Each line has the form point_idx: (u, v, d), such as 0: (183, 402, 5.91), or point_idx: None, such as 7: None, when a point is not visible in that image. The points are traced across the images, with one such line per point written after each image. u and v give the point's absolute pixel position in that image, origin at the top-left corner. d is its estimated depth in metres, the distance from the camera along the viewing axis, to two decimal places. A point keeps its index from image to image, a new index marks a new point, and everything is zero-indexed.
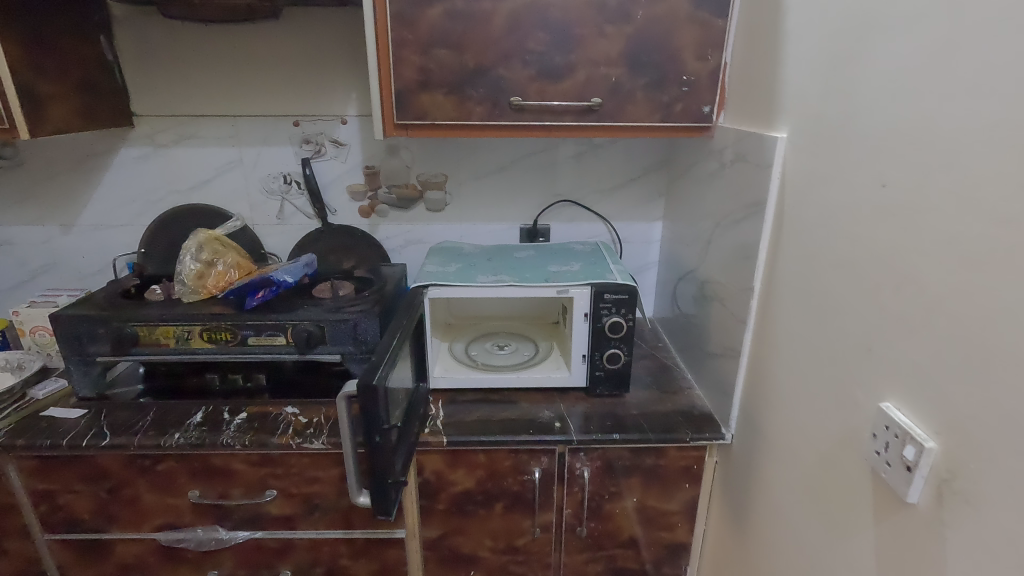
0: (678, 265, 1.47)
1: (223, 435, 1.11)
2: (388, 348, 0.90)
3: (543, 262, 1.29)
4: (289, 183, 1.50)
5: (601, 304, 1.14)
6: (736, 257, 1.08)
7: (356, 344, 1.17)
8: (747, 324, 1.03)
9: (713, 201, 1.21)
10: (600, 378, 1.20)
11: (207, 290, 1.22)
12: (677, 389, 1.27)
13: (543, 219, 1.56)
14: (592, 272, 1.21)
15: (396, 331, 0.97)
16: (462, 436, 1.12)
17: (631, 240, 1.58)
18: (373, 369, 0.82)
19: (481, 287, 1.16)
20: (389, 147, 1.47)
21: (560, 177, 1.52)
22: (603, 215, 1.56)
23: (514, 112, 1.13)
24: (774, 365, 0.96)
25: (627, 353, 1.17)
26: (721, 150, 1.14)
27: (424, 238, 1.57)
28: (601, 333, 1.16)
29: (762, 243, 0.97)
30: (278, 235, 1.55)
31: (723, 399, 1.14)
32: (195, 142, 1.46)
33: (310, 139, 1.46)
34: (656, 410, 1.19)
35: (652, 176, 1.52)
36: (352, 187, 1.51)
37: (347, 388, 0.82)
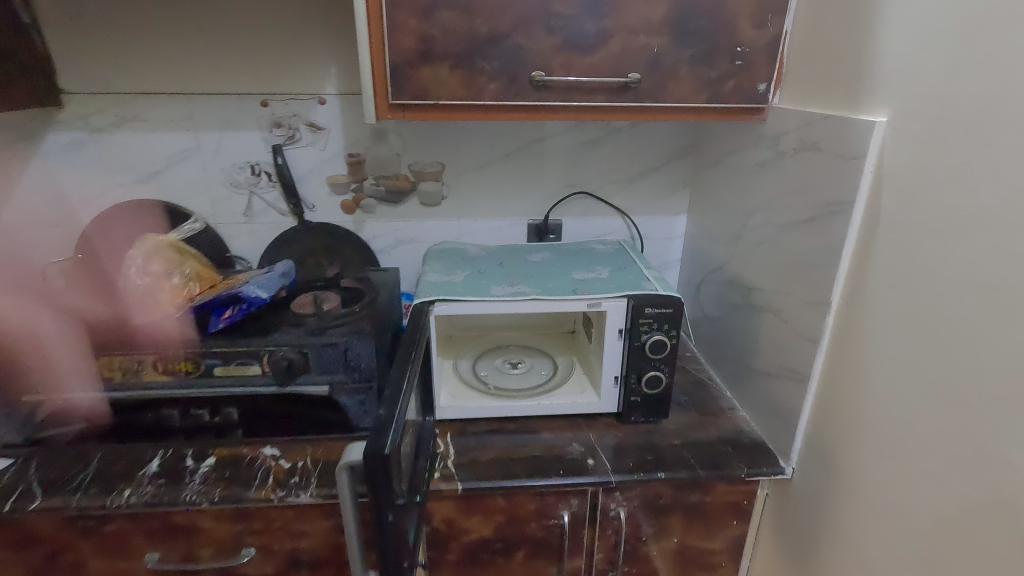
0: (705, 265, 1.31)
1: (187, 491, 0.91)
2: (396, 395, 0.71)
3: (564, 267, 1.10)
4: (258, 174, 1.27)
5: (639, 319, 0.97)
6: (799, 265, 0.92)
7: (347, 372, 0.98)
8: (819, 344, 0.87)
9: (760, 193, 1.04)
10: (635, 404, 1.03)
11: (161, 309, 0.98)
12: (718, 411, 1.11)
13: (554, 214, 1.37)
14: (624, 279, 1.04)
15: (405, 367, 0.78)
16: (480, 482, 0.94)
17: (651, 236, 1.41)
18: (384, 429, 0.64)
19: (497, 301, 0.97)
20: (376, 131, 1.26)
21: (573, 165, 1.33)
22: (621, 209, 1.38)
23: (535, 90, 0.94)
24: (860, 398, 0.81)
25: (668, 375, 1.01)
26: (777, 135, 0.97)
27: (418, 237, 1.36)
28: (638, 353, 0.99)
29: (845, 251, 0.81)
30: (246, 236, 1.32)
31: (779, 427, 0.98)
32: (140, 126, 1.21)
33: (282, 123, 1.23)
34: (698, 438, 1.04)
35: (677, 164, 1.35)
36: (333, 179, 1.29)
37: (348, 456, 0.63)
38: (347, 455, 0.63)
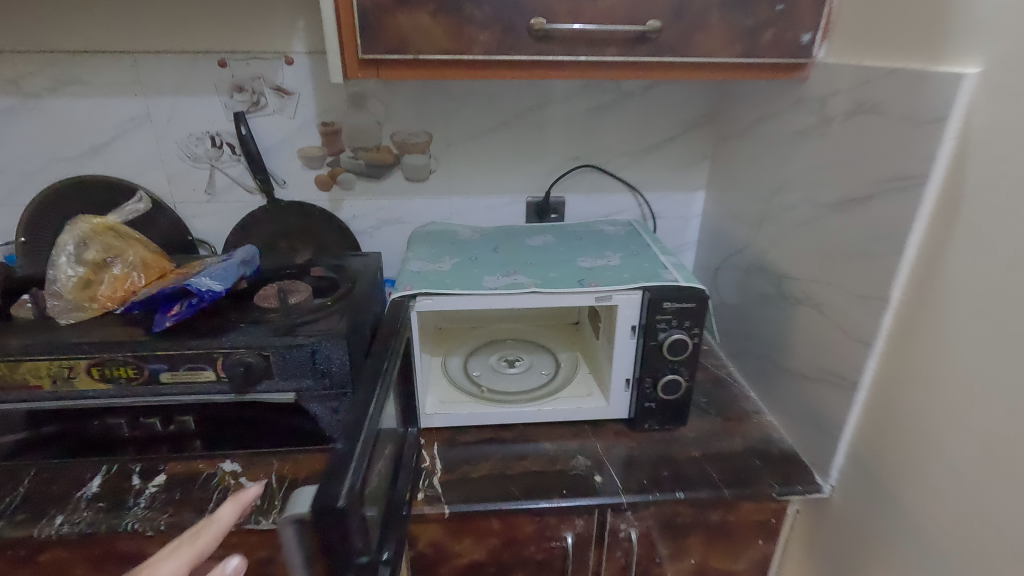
0: (725, 247, 1.16)
1: (128, 518, 0.78)
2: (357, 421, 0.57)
3: (568, 252, 0.96)
4: (220, 146, 1.12)
5: (656, 315, 0.83)
6: (847, 252, 0.77)
7: (316, 377, 0.84)
8: (872, 347, 0.74)
9: (798, 166, 0.89)
10: (649, 410, 0.90)
11: (99, 304, 0.86)
12: (742, 416, 0.98)
13: (557, 190, 1.22)
14: (638, 267, 0.89)
15: (377, 380, 0.64)
16: (471, 505, 0.81)
17: (665, 215, 1.26)
18: (334, 478, 0.50)
19: (490, 294, 0.82)
20: (353, 97, 1.10)
21: (577, 135, 1.17)
22: (631, 184, 1.22)
23: (535, 41, 0.78)
24: (928, 413, 0.67)
25: (688, 378, 0.87)
26: (823, 96, 0.82)
27: (403, 217, 1.21)
28: (654, 354, 0.85)
29: (911, 237, 0.67)
30: (209, 217, 1.18)
31: (816, 439, 0.85)
32: (81, 90, 1.06)
33: (244, 86, 1.08)
34: (722, 449, 0.90)
35: (695, 134, 1.19)
36: (305, 151, 1.14)
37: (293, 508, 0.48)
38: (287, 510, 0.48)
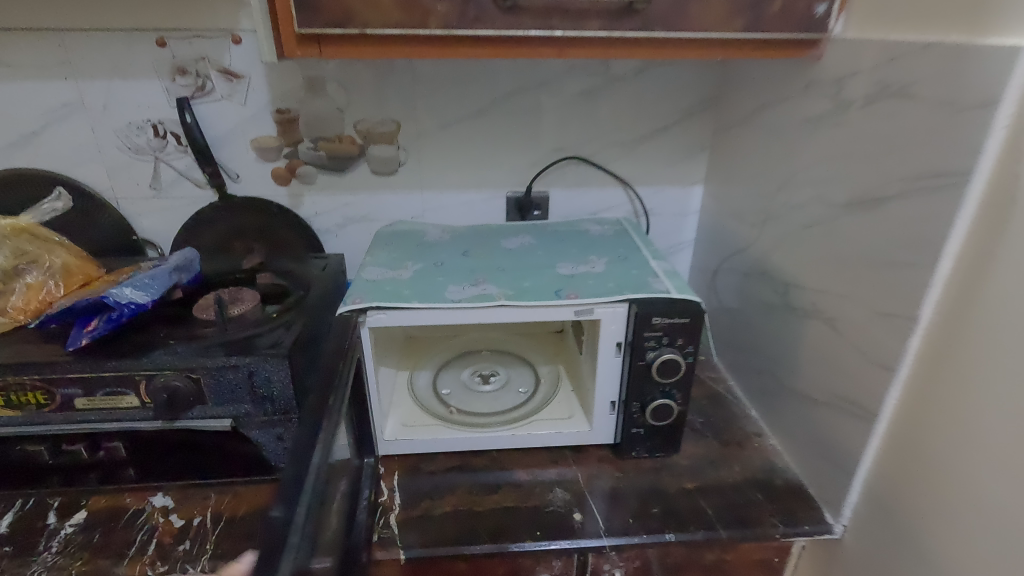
0: (724, 248, 1.05)
1: (36, 565, 0.69)
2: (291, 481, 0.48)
3: (547, 257, 0.85)
4: (163, 136, 1.00)
5: (645, 332, 0.72)
6: (867, 261, 0.66)
7: (256, 402, 0.74)
8: (896, 373, 0.63)
9: (808, 159, 0.77)
10: (637, 437, 0.80)
11: (9, 318, 0.75)
12: (742, 440, 0.87)
13: (539, 184, 1.11)
14: (625, 275, 0.78)
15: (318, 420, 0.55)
16: (430, 550, 0.71)
17: (659, 212, 1.15)
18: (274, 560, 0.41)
19: (453, 307, 0.72)
20: (310, 81, 0.99)
21: (562, 123, 1.06)
22: (622, 178, 1.11)
23: (502, 13, 0.66)
24: (964, 457, 0.57)
25: (681, 402, 0.77)
26: (841, 77, 0.70)
27: (371, 214, 1.10)
28: (643, 375, 0.74)
29: (949, 247, 0.56)
30: (155, 214, 1.07)
31: (827, 472, 0.75)
32: (2, 72, 0.94)
33: (187, 68, 0.96)
34: (719, 480, 0.80)
35: (693, 122, 1.07)
36: (259, 142, 1.02)
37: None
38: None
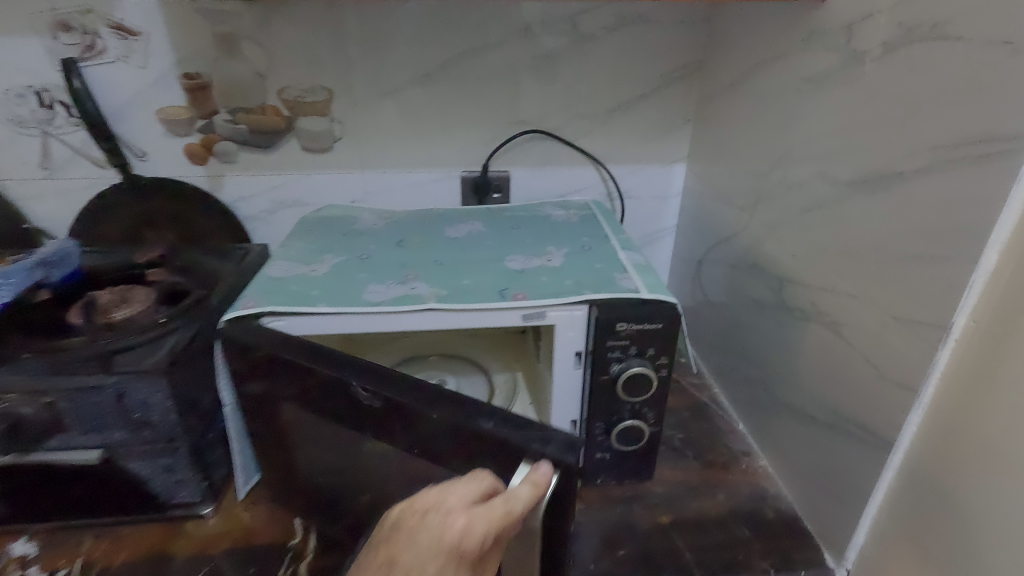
0: (709, 235, 0.91)
1: None
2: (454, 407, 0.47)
3: (497, 248, 0.71)
4: (49, 105, 0.85)
5: (607, 342, 0.58)
6: (883, 253, 0.53)
7: (130, 430, 0.60)
8: (920, 395, 0.50)
9: (810, 128, 0.64)
10: (602, 463, 0.67)
11: None
12: (727, 462, 0.75)
13: (500, 163, 0.97)
14: (587, 270, 0.65)
15: (384, 388, 0.49)
16: None
17: (636, 194, 1.01)
18: (548, 434, 0.45)
19: (370, 312, 0.57)
20: (223, 39, 0.84)
21: (523, 91, 0.91)
22: (594, 155, 0.97)
23: None
24: (1010, 506, 0.44)
25: (654, 423, 0.63)
26: (852, 22, 0.56)
27: (304, 198, 0.96)
28: (606, 393, 0.61)
29: (995, 235, 0.43)
30: (49, 198, 0.91)
31: (828, 506, 0.62)
32: None
33: (71, 23, 0.81)
34: (699, 511, 0.67)
35: (674, 90, 0.93)
36: (166, 112, 0.87)
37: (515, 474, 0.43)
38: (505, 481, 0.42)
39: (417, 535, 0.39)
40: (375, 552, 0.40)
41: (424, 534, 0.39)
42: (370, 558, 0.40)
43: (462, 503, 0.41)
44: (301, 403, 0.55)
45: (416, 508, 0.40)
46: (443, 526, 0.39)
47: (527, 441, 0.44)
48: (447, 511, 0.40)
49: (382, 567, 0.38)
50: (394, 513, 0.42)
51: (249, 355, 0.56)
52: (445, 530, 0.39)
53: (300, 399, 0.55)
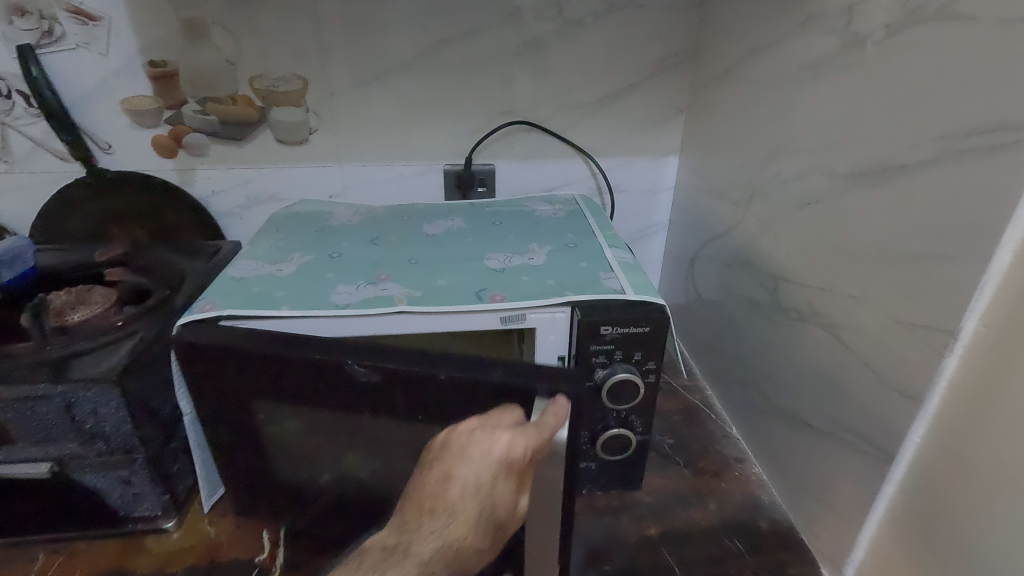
0: (702, 230, 0.88)
1: None
2: (460, 368, 0.47)
3: (476, 246, 0.67)
4: (6, 95, 0.81)
5: (591, 347, 0.54)
6: (886, 252, 0.49)
7: (83, 441, 0.56)
8: (923, 405, 0.46)
9: (807, 117, 0.60)
10: (587, 473, 0.63)
11: None
12: (719, 469, 0.71)
13: (484, 155, 0.93)
14: (570, 268, 0.61)
15: (380, 362, 0.48)
16: None
17: (626, 188, 0.97)
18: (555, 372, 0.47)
19: (336, 315, 0.54)
20: (189, 24, 0.79)
21: (507, 80, 0.87)
22: (582, 148, 0.93)
23: None
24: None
25: (642, 431, 0.60)
26: (852, 3, 0.52)
27: (280, 192, 0.92)
28: (590, 400, 0.57)
29: (1008, 232, 0.39)
30: (9, 193, 0.87)
31: (825, 518, 0.59)
32: None
33: (26, 8, 0.76)
34: (690, 522, 0.64)
35: (666, 79, 0.89)
36: (131, 103, 0.83)
37: (531, 411, 0.46)
38: (527, 413, 0.46)
39: (469, 450, 0.45)
40: (429, 471, 0.46)
41: (475, 449, 0.45)
42: (426, 476, 0.46)
43: (501, 424, 0.46)
44: (282, 394, 0.53)
45: (464, 429, 0.46)
46: (491, 441, 0.45)
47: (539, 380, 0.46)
48: (492, 428, 0.46)
49: (444, 480, 0.45)
50: (438, 439, 0.48)
51: (213, 357, 0.52)
52: (494, 445, 0.45)
53: (281, 390, 0.52)
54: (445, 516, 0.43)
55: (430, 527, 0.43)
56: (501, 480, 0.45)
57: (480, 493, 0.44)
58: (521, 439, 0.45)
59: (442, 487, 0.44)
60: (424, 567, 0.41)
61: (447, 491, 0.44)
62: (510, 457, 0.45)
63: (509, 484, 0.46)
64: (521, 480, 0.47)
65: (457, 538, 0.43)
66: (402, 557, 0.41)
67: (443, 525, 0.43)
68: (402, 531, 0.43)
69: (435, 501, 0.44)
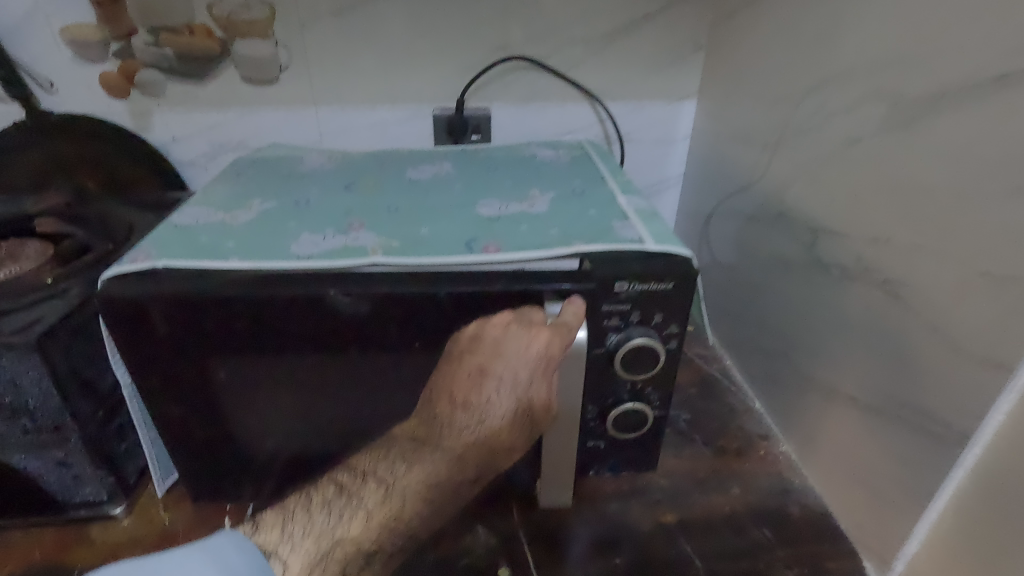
0: (722, 182, 0.78)
1: None
2: (462, 287, 0.43)
3: (466, 192, 0.58)
4: None
5: (603, 307, 0.45)
6: (968, 191, 0.40)
7: (3, 418, 0.48)
8: (1016, 376, 0.37)
9: (862, 36, 0.50)
10: (595, 454, 0.55)
11: None
12: (742, 448, 0.63)
13: (477, 98, 0.82)
14: (577, 217, 0.52)
15: (369, 288, 0.43)
16: None
17: (637, 137, 0.87)
18: (561, 274, 0.44)
19: (295, 267, 0.44)
20: None
21: (504, 9, 0.76)
22: (589, 90, 0.83)
23: None
24: None
25: (659, 406, 0.51)
26: None
27: (248, 139, 0.82)
28: (600, 370, 0.48)
29: None
30: None
31: (871, 506, 0.51)
32: None
33: None
34: (711, 509, 0.56)
35: (684, 10, 0.78)
36: (72, 32, 0.72)
37: (544, 313, 0.43)
38: (546, 312, 0.42)
39: (504, 347, 0.41)
40: (460, 364, 0.41)
41: (510, 347, 0.41)
42: (457, 369, 0.41)
43: (537, 322, 0.42)
44: (254, 344, 0.45)
45: (500, 322, 0.41)
46: (529, 340, 0.40)
47: (541, 284, 0.43)
48: (529, 325, 0.41)
49: (476, 375, 0.41)
50: (468, 331, 0.43)
51: (163, 311, 0.43)
52: (532, 344, 0.40)
53: (253, 340, 0.45)
54: (478, 413, 0.40)
55: (463, 424, 0.39)
56: (538, 378, 0.41)
57: (515, 392, 0.40)
58: (558, 340, 0.41)
59: (476, 382, 0.41)
60: (457, 462, 0.39)
61: (481, 387, 0.40)
62: (547, 358, 0.41)
63: (547, 382, 0.42)
64: (558, 375, 0.42)
65: (491, 436, 0.40)
66: (433, 452, 0.38)
67: (477, 421, 0.40)
68: (434, 424, 0.40)
69: (468, 397, 0.40)
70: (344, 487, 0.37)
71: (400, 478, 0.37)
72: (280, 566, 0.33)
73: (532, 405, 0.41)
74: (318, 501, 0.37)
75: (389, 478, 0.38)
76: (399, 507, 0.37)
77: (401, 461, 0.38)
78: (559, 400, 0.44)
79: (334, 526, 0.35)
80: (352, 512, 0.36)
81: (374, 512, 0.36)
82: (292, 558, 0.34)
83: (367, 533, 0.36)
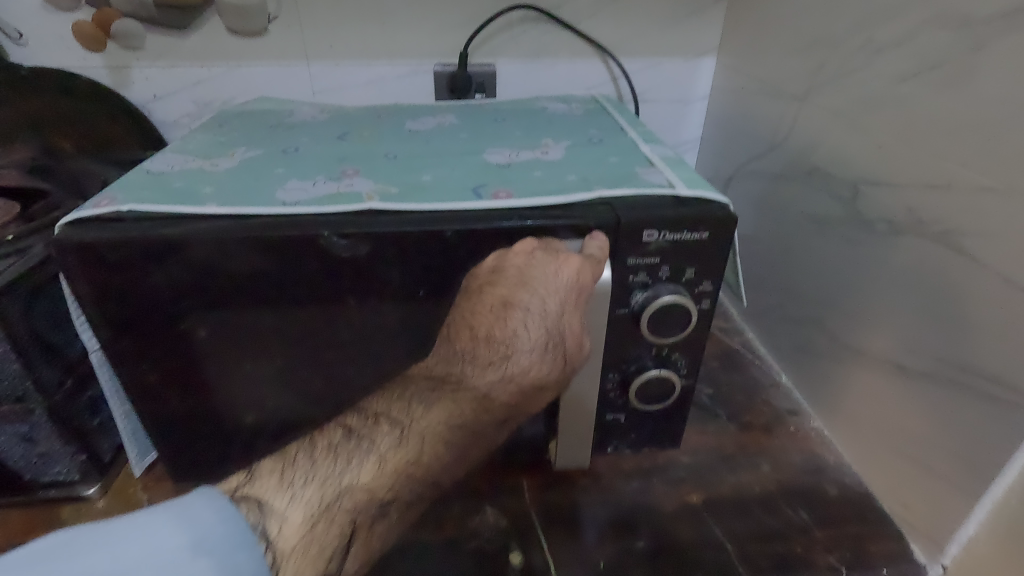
0: (744, 140, 0.73)
1: None
2: (474, 228, 0.38)
3: (471, 141, 0.52)
4: None
5: (628, 261, 0.40)
6: None
7: None
8: None
9: None
10: (614, 428, 0.50)
11: None
12: (771, 424, 0.59)
13: (482, 53, 0.77)
14: (595, 163, 0.47)
15: (365, 229, 0.38)
16: None
17: (652, 96, 0.81)
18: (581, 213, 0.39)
19: (281, 212, 0.39)
20: None
21: None
22: (601, 44, 0.77)
23: None
24: None
25: (686, 374, 0.46)
26: None
27: (235, 98, 0.76)
28: (623, 332, 0.43)
29: None
30: None
31: (919, 483, 0.46)
32: None
33: None
34: (739, 488, 0.52)
35: None
36: None
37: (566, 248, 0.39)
38: (567, 244, 0.39)
39: (530, 275, 0.37)
40: (482, 296, 0.37)
41: (537, 276, 0.37)
42: (479, 303, 0.37)
43: (563, 250, 0.38)
44: (238, 297, 0.40)
45: (523, 249, 0.38)
46: (558, 267, 0.37)
47: (559, 222, 0.39)
48: (556, 252, 0.38)
49: (500, 308, 0.36)
50: (487, 264, 0.38)
51: (132, 260, 0.38)
52: (561, 271, 0.37)
53: (236, 294, 0.40)
54: (505, 348, 0.36)
55: (487, 359, 0.36)
56: (570, 310, 0.37)
57: (545, 323, 0.37)
58: (589, 271, 0.37)
59: (501, 315, 0.36)
60: (482, 402, 0.36)
61: (506, 321, 0.36)
62: (579, 287, 0.37)
63: (579, 313, 0.38)
64: (587, 310, 0.39)
65: (522, 372, 0.36)
66: (455, 391, 0.35)
67: (503, 356, 0.36)
68: (455, 361, 0.36)
69: (492, 331, 0.36)
70: (353, 430, 0.34)
71: (417, 419, 0.34)
72: (276, 521, 0.29)
73: (565, 339, 0.37)
74: (322, 448, 0.33)
75: (406, 420, 0.34)
76: (416, 450, 0.34)
77: (418, 401, 0.35)
78: (583, 349, 0.39)
79: (341, 472, 0.32)
80: (363, 457, 0.32)
81: (388, 457, 0.33)
82: (290, 510, 0.30)
83: (380, 481, 0.32)
